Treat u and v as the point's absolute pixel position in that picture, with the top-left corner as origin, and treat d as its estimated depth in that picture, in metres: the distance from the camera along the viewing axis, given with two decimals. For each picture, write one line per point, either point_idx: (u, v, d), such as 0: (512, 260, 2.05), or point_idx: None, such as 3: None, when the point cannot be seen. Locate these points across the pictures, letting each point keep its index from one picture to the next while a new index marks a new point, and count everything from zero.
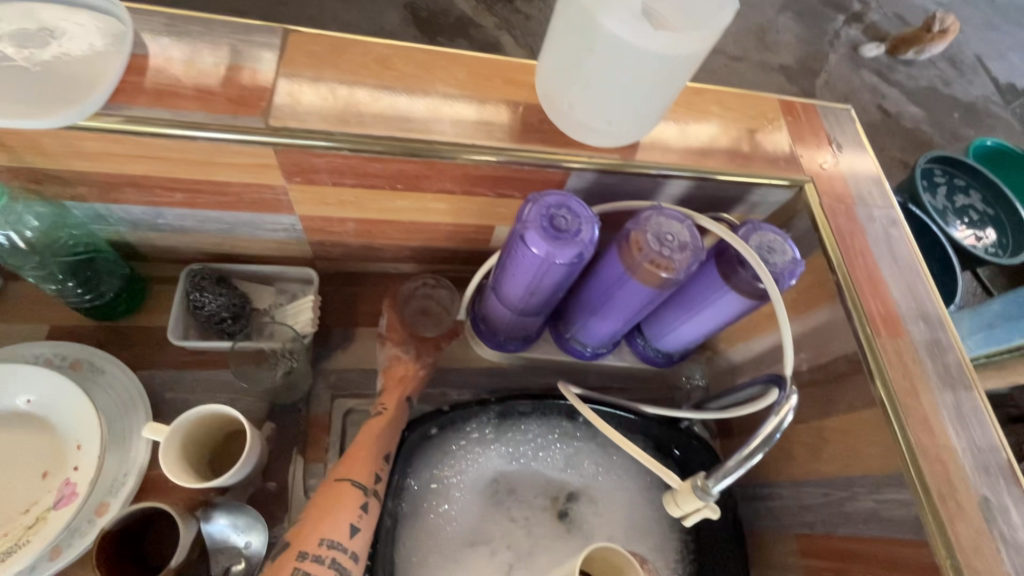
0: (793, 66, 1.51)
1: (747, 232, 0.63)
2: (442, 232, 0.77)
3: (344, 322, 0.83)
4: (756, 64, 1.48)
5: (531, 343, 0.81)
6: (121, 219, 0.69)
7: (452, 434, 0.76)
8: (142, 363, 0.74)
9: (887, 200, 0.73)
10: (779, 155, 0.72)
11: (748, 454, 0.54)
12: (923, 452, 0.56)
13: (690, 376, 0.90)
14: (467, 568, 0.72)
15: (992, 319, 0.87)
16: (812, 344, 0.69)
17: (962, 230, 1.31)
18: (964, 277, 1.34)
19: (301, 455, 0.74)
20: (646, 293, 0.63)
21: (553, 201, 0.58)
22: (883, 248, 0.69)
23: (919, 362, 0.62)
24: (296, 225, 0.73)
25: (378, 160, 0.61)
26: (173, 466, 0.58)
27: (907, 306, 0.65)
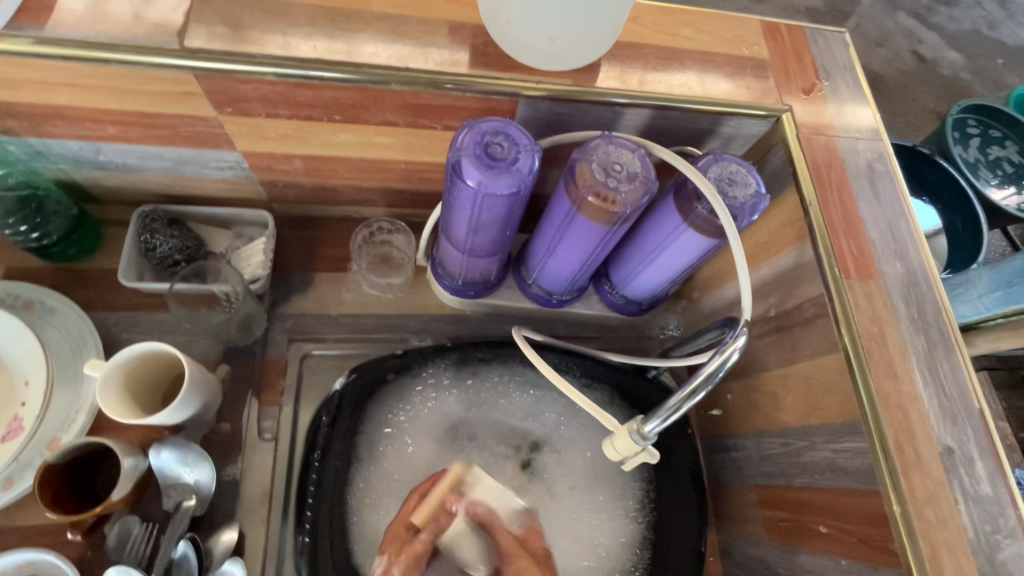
0: (817, 6, 1.39)
1: (707, 163, 0.58)
2: (396, 171, 0.73)
3: (303, 267, 0.81)
4: (775, 5, 1.37)
5: (491, 290, 0.78)
6: (61, 156, 0.67)
7: (408, 379, 0.74)
8: (97, 305, 0.74)
9: (876, 132, 0.67)
10: (756, 82, 0.65)
11: (689, 392, 0.51)
12: (884, 400, 0.53)
13: (664, 327, 0.86)
14: None
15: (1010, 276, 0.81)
16: (779, 289, 0.65)
17: (997, 190, 1.16)
18: (991, 233, 1.25)
19: (256, 397, 0.74)
20: (596, 229, 0.59)
21: (490, 127, 0.53)
22: (864, 185, 0.63)
23: (890, 305, 0.57)
24: (242, 163, 0.70)
25: (308, 87, 0.57)
26: (112, 402, 0.58)
27: (883, 246, 0.60)
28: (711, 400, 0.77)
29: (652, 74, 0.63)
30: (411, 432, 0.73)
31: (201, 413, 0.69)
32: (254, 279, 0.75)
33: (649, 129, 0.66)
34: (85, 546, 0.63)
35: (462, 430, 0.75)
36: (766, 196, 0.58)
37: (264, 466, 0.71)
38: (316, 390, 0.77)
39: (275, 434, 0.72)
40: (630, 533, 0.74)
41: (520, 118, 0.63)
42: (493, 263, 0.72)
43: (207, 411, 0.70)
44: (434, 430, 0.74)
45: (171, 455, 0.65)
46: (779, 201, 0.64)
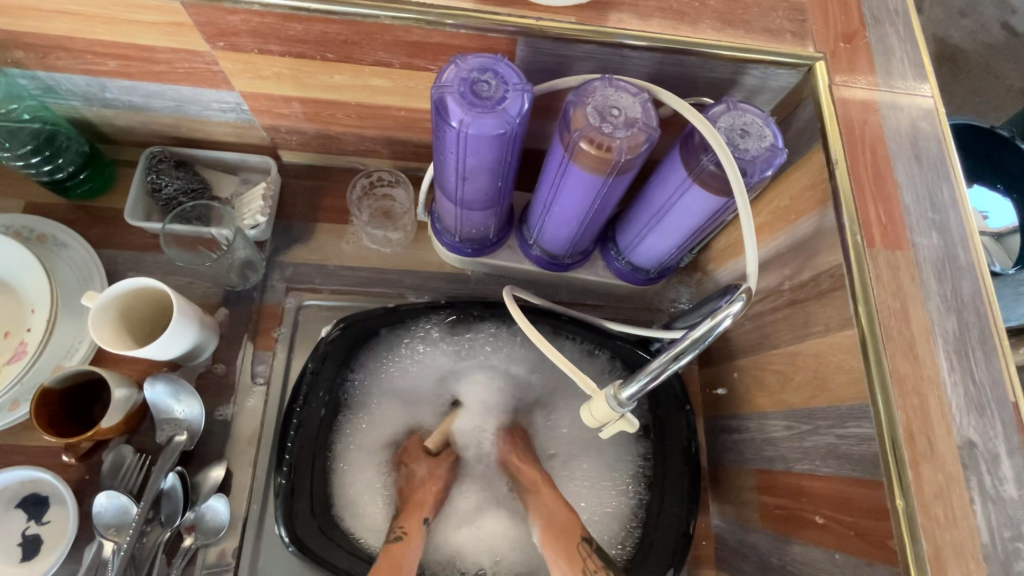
0: None
1: (719, 111, 0.52)
2: (397, 118, 0.70)
3: (305, 215, 0.80)
4: None
5: (490, 248, 0.75)
6: (70, 92, 0.68)
7: (400, 332, 0.73)
8: (107, 243, 0.76)
9: (926, 85, 0.58)
10: (789, 24, 0.58)
11: (673, 357, 0.48)
12: (899, 383, 0.47)
13: (675, 300, 0.81)
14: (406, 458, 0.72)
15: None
16: (795, 259, 0.59)
17: None
18: None
19: (251, 342, 0.74)
20: (591, 181, 0.55)
21: (477, 64, 0.50)
22: (905, 146, 0.56)
23: (918, 279, 0.50)
24: (241, 104, 0.70)
25: (295, 19, 0.55)
26: (104, 335, 0.60)
27: (918, 213, 0.53)
28: (717, 378, 0.72)
29: (667, 12, 0.57)
30: (404, 382, 0.74)
31: (196, 354, 0.70)
32: (254, 225, 0.75)
33: (663, 76, 0.60)
34: (83, 470, 0.66)
35: (456, 385, 0.76)
36: (783, 151, 0.52)
37: (254, 410, 0.71)
38: (311, 339, 0.77)
39: (267, 379, 0.73)
40: (617, 505, 0.71)
41: (520, 60, 0.59)
42: (490, 218, 0.69)
43: (202, 352, 0.71)
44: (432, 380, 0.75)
45: (164, 389, 0.66)
46: (804, 161, 0.58)
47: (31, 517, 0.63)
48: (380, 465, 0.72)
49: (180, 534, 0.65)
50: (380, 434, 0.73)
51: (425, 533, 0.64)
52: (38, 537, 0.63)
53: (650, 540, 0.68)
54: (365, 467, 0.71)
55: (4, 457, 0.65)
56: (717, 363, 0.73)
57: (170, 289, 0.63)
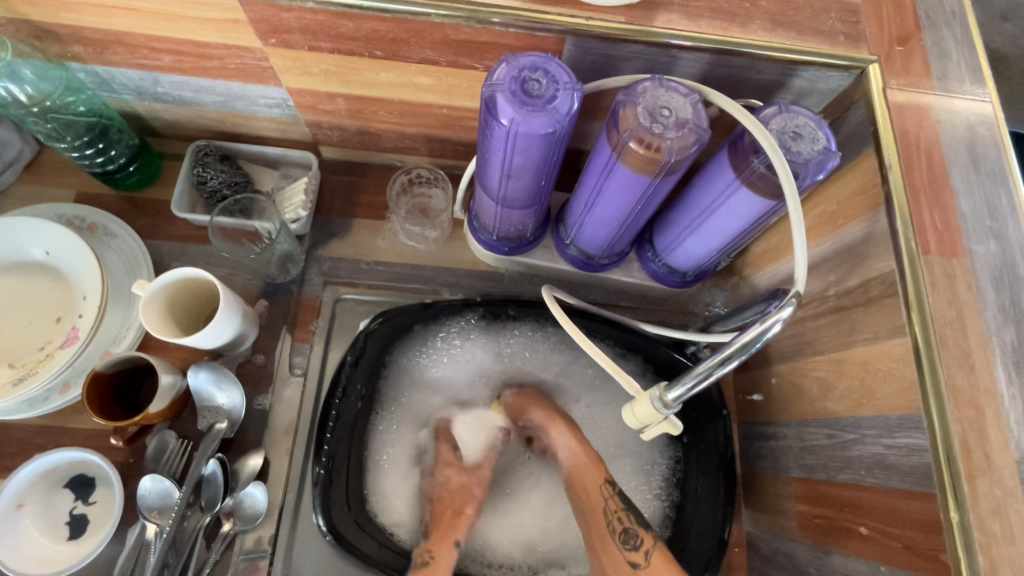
0: None
1: (771, 114, 0.52)
2: (438, 116, 0.71)
3: (344, 210, 0.81)
4: None
5: (527, 246, 0.75)
6: (125, 86, 0.70)
7: (435, 329, 0.74)
8: (153, 233, 0.78)
9: (981, 90, 0.57)
10: (841, 27, 0.57)
11: (721, 361, 0.47)
12: (955, 393, 0.46)
13: (710, 304, 0.80)
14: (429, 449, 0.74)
15: None
16: (842, 265, 0.58)
17: None
18: None
19: (290, 334, 0.76)
20: (637, 182, 0.55)
21: (528, 62, 0.50)
22: (960, 152, 0.54)
23: (975, 289, 0.49)
24: (287, 100, 0.71)
25: (347, 17, 0.56)
26: (154, 322, 0.61)
27: (975, 221, 0.52)
28: (753, 384, 0.72)
29: (717, 12, 0.56)
30: (441, 375, 0.76)
31: (237, 343, 0.72)
32: (296, 219, 0.77)
33: (709, 77, 0.59)
34: (128, 454, 0.68)
35: (487, 379, 0.78)
36: (837, 154, 0.51)
37: (292, 400, 0.73)
38: (347, 333, 0.78)
39: (304, 370, 0.74)
40: (650, 509, 0.71)
41: (566, 59, 0.59)
42: (528, 217, 0.69)
43: (243, 342, 0.72)
44: (469, 379, 0.77)
45: (207, 377, 0.68)
46: (855, 166, 0.56)
47: (78, 498, 0.65)
48: (412, 461, 0.73)
49: (219, 520, 0.66)
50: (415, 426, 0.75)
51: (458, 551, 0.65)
52: (85, 516, 0.65)
53: (683, 542, 0.68)
54: (399, 460, 0.72)
55: (54, 438, 0.68)
56: (754, 370, 0.72)
57: (216, 279, 0.64)
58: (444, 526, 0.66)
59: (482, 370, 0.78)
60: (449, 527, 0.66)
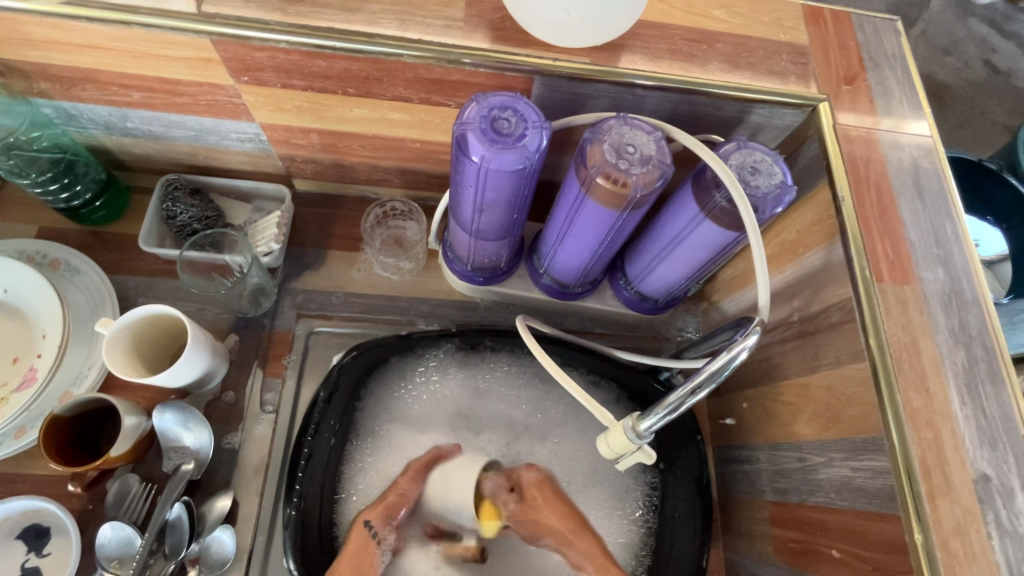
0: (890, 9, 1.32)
1: (730, 150, 0.54)
2: (412, 150, 0.72)
3: (318, 242, 0.81)
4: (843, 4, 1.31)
5: (501, 276, 0.76)
6: (92, 121, 0.69)
7: (413, 361, 0.74)
8: (119, 268, 0.76)
9: (922, 126, 0.60)
10: (792, 68, 0.61)
11: (691, 390, 0.48)
12: (912, 416, 0.47)
13: (682, 328, 0.82)
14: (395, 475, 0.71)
15: None
16: (804, 292, 0.60)
17: None
18: None
19: (261, 369, 0.74)
20: (605, 215, 0.57)
21: (498, 102, 0.51)
22: (907, 184, 0.57)
23: (926, 315, 0.52)
24: (260, 135, 0.71)
25: (320, 56, 0.57)
26: (118, 361, 0.59)
27: (924, 249, 0.54)
28: (726, 408, 0.73)
29: (677, 54, 0.59)
30: (416, 412, 0.74)
31: (206, 381, 0.70)
32: (268, 252, 0.76)
33: (673, 114, 0.62)
34: (87, 500, 0.65)
35: (468, 417, 0.75)
36: (792, 188, 0.53)
37: (263, 438, 0.71)
38: (321, 367, 0.77)
39: (276, 406, 0.72)
40: (630, 538, 0.71)
41: (535, 97, 0.61)
42: (502, 248, 0.70)
43: (211, 380, 0.70)
44: (451, 417, 0.75)
45: (173, 418, 0.66)
46: (811, 197, 0.59)
47: (31, 550, 0.62)
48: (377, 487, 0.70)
49: (183, 567, 0.64)
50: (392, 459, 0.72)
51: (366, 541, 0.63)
52: (37, 570, 0.61)
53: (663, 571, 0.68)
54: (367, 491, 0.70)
55: (6, 486, 0.64)
56: (726, 394, 0.73)
57: (185, 316, 0.63)
58: (376, 506, 0.65)
59: (462, 409, 0.75)
60: (378, 510, 0.65)
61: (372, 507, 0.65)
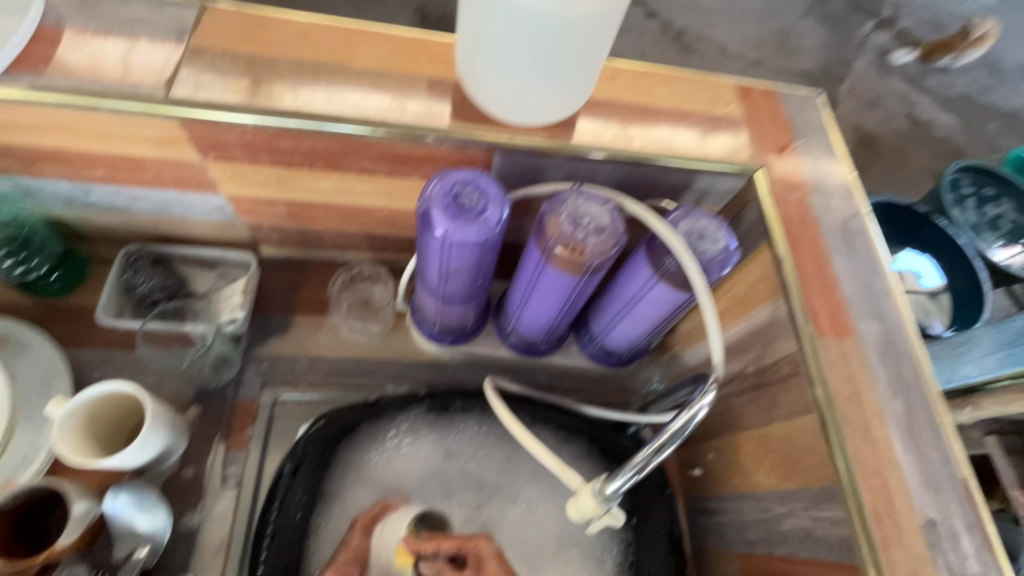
0: None
1: (677, 217, 0.58)
2: (378, 217, 0.74)
3: (284, 307, 0.81)
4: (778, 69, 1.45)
5: (468, 335, 0.78)
6: (53, 195, 0.69)
7: (382, 425, 0.73)
8: (75, 342, 0.74)
9: (849, 191, 0.66)
10: (729, 141, 0.66)
11: (656, 449, 0.50)
12: (860, 465, 0.50)
13: (648, 381, 0.84)
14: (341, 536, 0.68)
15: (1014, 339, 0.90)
16: (755, 345, 0.63)
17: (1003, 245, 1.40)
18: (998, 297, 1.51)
19: (223, 442, 0.72)
20: (565, 280, 0.59)
21: (460, 178, 0.54)
22: (839, 242, 0.62)
23: (866, 366, 0.55)
24: (226, 206, 0.72)
25: (288, 135, 0.59)
26: (67, 442, 0.57)
27: (859, 303, 0.59)
28: (694, 458, 0.74)
29: (625, 130, 0.64)
30: (386, 479, 0.72)
31: (164, 458, 0.67)
32: (231, 320, 0.75)
33: (626, 182, 0.66)
34: None
35: (439, 483, 0.74)
36: (736, 252, 0.57)
37: (224, 515, 0.69)
38: (286, 436, 0.75)
39: (239, 480, 0.70)
40: None
41: (496, 170, 0.65)
42: (468, 310, 0.71)
43: (170, 457, 0.68)
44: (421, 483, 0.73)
45: (127, 500, 0.61)
46: (755, 257, 0.64)
47: None
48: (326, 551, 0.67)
49: None
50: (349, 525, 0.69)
51: None
52: None
53: None
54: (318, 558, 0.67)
55: None
56: (692, 445, 0.75)
57: (143, 391, 0.61)
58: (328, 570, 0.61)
59: (432, 474, 0.74)
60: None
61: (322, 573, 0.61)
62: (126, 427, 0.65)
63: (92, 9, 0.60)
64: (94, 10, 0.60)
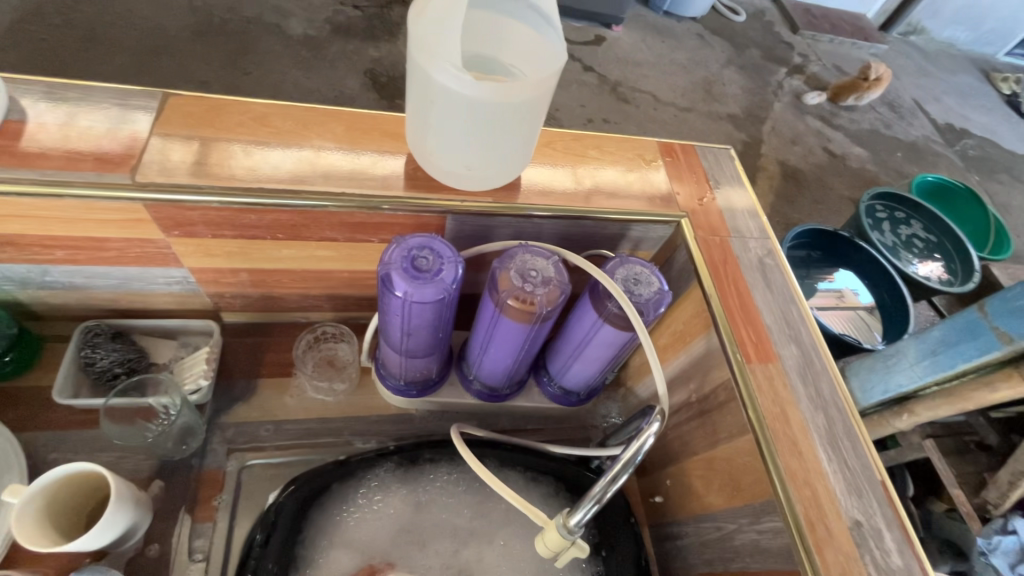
0: None
1: (615, 265, 0.65)
2: (340, 279, 0.78)
3: (249, 372, 0.82)
4: None
5: (433, 387, 0.80)
6: (8, 278, 0.69)
7: (352, 482, 0.74)
8: (30, 425, 0.73)
9: (762, 231, 0.76)
10: (656, 193, 0.75)
11: (612, 478, 0.55)
12: (792, 477, 0.56)
13: (606, 415, 0.88)
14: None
15: (936, 346, 1.14)
16: (696, 375, 0.70)
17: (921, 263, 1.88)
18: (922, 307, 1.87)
19: (189, 514, 0.71)
20: (519, 329, 0.65)
21: (416, 243, 0.59)
22: (758, 277, 0.71)
23: (789, 387, 0.62)
24: (189, 278, 0.74)
25: (250, 211, 0.63)
26: (28, 532, 0.56)
27: (779, 331, 0.66)
28: (654, 486, 0.79)
29: (564, 189, 0.71)
30: (359, 536, 0.72)
31: (127, 537, 0.66)
32: (196, 389, 0.76)
33: (569, 234, 0.73)
34: None
35: (413, 536, 0.74)
36: (669, 292, 0.64)
37: None
38: (254, 503, 0.75)
39: (207, 554, 0.69)
40: None
41: (449, 231, 0.70)
42: (431, 362, 0.75)
43: (133, 535, 0.67)
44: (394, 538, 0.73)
45: None
46: (688, 295, 0.71)
47: None
48: None
49: None
50: None
51: None
52: None
53: None
54: None
55: None
56: (651, 474, 0.80)
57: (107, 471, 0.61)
58: None
59: (406, 528, 0.74)
60: None
61: None
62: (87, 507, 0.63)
63: (55, 102, 0.63)
64: (58, 103, 0.63)
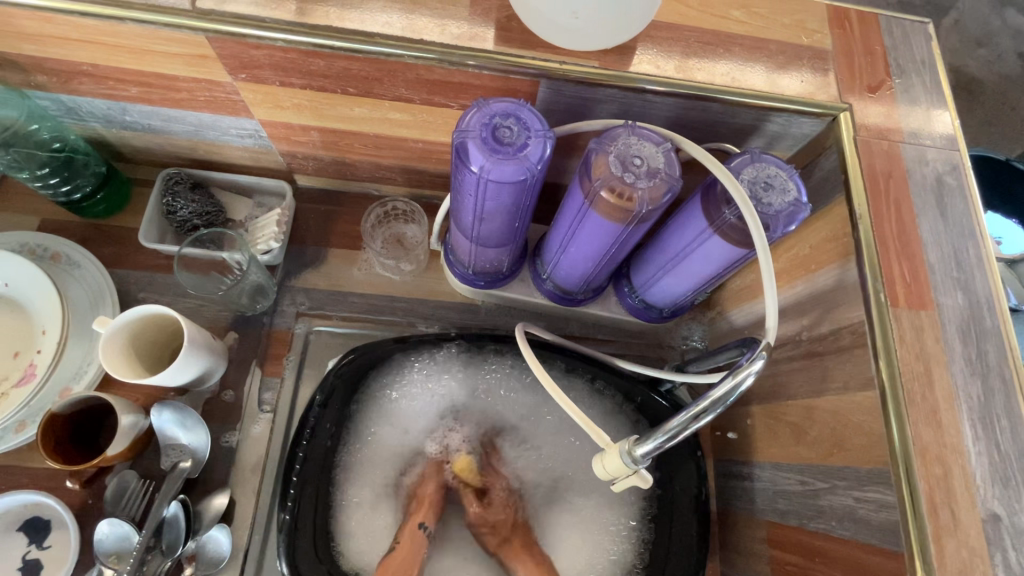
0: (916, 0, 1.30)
1: (742, 163, 0.52)
2: (413, 150, 0.70)
3: (319, 239, 0.80)
4: None
5: (503, 280, 0.74)
6: (92, 114, 0.68)
7: (412, 357, 0.72)
8: (119, 263, 0.76)
9: (950, 142, 0.57)
10: (812, 76, 0.57)
11: (696, 414, 0.47)
12: (922, 451, 0.46)
13: (687, 337, 0.80)
14: (387, 443, 0.72)
15: None
16: (814, 312, 0.58)
17: None
18: None
19: (260, 367, 0.74)
20: (608, 227, 0.55)
21: (500, 109, 0.49)
22: (929, 200, 0.55)
23: (943, 342, 0.50)
24: (260, 131, 0.69)
25: (319, 55, 0.55)
26: (124, 358, 0.62)
27: (944, 273, 0.52)
28: (728, 422, 0.71)
29: (689, 58, 0.56)
30: (417, 406, 0.74)
31: (204, 380, 0.70)
32: (267, 250, 0.75)
33: (685, 120, 0.59)
34: (86, 495, 0.66)
35: (466, 413, 0.75)
36: (807, 206, 0.51)
37: (259, 438, 0.71)
38: (319, 366, 0.76)
39: (273, 407, 0.72)
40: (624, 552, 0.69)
41: (541, 100, 0.59)
42: (504, 253, 0.68)
43: (210, 378, 0.70)
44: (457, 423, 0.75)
45: (171, 417, 0.67)
46: (827, 212, 0.56)
47: (32, 542, 0.63)
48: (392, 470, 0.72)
49: (180, 564, 0.64)
50: (394, 449, 0.73)
51: (421, 541, 0.66)
52: (38, 562, 0.62)
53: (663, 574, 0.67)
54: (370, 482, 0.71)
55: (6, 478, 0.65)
56: (728, 407, 0.71)
57: (168, 310, 0.63)
58: (422, 507, 0.68)
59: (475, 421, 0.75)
60: (424, 511, 0.68)
61: (418, 509, 0.68)
62: (153, 341, 0.66)
63: None
64: None
